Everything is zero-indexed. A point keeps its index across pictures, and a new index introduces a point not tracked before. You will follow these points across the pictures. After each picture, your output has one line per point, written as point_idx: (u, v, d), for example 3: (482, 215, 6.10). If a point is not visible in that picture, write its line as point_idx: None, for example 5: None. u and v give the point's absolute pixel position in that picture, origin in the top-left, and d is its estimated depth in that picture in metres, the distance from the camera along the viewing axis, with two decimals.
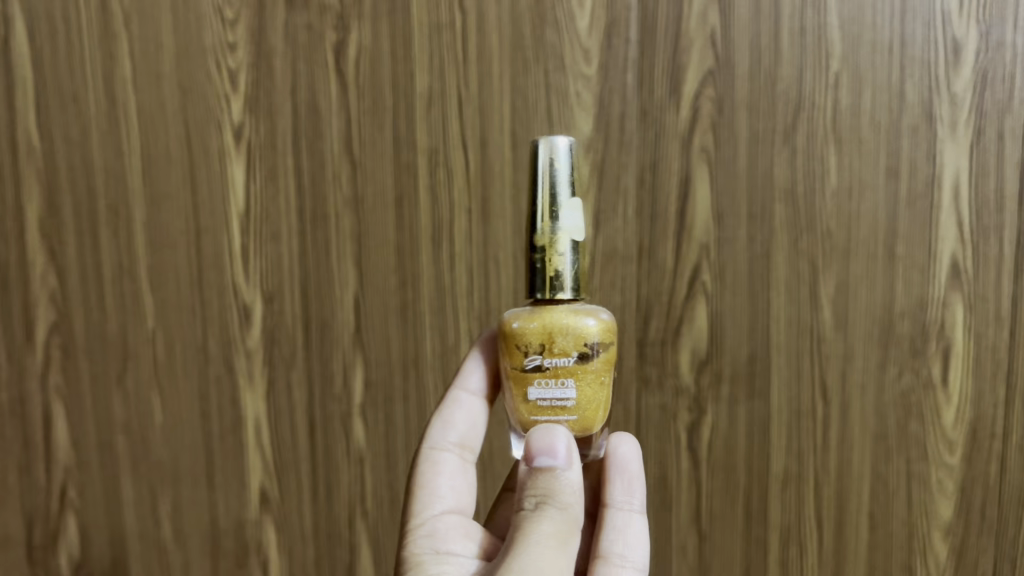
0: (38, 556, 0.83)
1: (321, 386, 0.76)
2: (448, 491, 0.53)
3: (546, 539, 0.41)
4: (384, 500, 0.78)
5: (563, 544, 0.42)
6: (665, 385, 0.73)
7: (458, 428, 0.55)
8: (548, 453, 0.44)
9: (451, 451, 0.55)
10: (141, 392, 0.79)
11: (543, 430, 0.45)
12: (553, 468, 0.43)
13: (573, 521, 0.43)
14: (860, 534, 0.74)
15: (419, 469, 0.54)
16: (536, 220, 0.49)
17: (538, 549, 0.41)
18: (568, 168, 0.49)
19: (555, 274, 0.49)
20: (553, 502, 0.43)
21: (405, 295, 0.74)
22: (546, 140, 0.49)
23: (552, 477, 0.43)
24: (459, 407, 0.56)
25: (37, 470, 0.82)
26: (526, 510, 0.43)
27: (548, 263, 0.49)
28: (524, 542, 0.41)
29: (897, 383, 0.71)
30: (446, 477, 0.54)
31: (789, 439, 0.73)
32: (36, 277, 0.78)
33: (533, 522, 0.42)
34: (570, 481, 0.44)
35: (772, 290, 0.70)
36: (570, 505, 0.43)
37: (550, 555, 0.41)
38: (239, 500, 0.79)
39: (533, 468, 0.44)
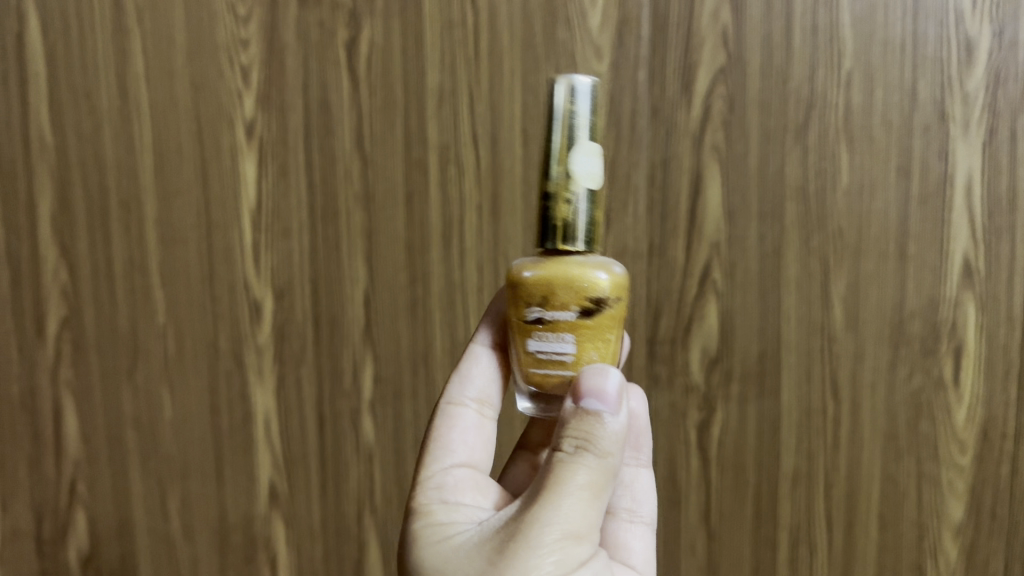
0: (47, 549, 0.84)
1: (330, 382, 0.77)
2: (461, 446, 0.53)
3: (579, 492, 0.40)
4: (393, 496, 0.78)
5: (595, 497, 0.41)
6: (675, 383, 0.73)
7: (476, 385, 0.55)
8: (597, 398, 0.41)
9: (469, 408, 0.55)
10: (151, 387, 0.79)
11: (595, 372, 0.42)
12: (600, 414, 0.41)
13: (611, 469, 0.41)
14: (870, 534, 0.74)
15: (435, 423, 0.54)
16: (550, 164, 0.46)
17: (571, 501, 0.40)
18: (587, 108, 0.45)
19: (565, 224, 0.45)
20: (593, 449, 0.41)
21: (415, 292, 0.74)
22: (565, 78, 0.45)
23: (596, 424, 0.41)
24: (477, 366, 0.56)
25: (48, 463, 0.82)
26: (563, 453, 0.41)
27: (559, 212, 0.46)
28: (557, 491, 0.40)
29: (908, 382, 0.71)
30: (461, 432, 0.53)
31: (799, 438, 0.72)
32: (47, 272, 0.78)
33: (569, 469, 0.40)
34: (614, 428, 0.41)
35: (783, 289, 0.70)
36: (609, 454, 0.41)
37: (582, 508, 0.40)
38: (248, 495, 0.80)
39: (579, 410, 0.41)
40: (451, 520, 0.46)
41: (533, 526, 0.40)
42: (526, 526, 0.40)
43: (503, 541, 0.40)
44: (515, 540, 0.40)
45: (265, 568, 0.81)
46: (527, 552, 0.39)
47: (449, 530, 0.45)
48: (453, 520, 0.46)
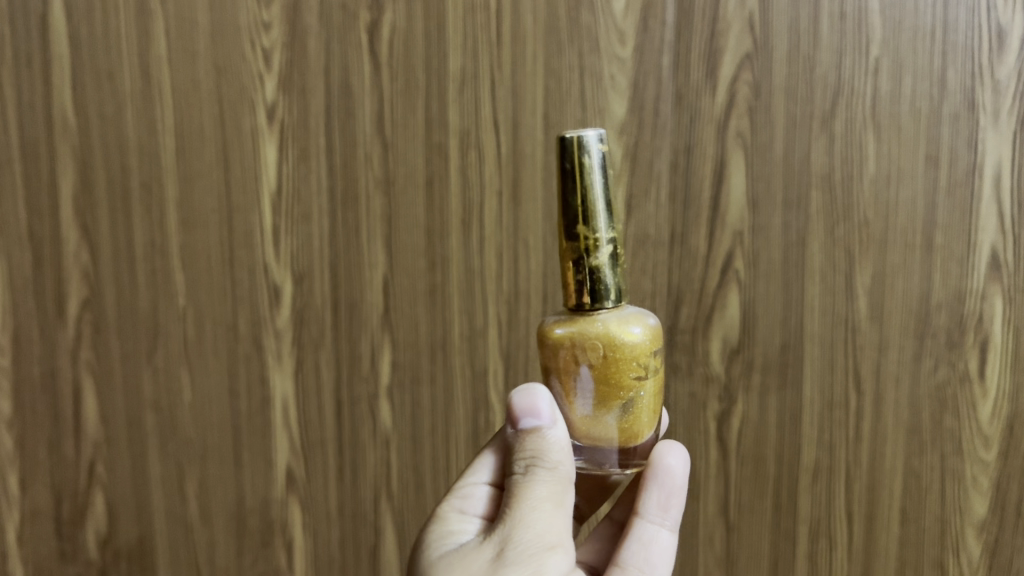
0: (66, 531, 0.84)
1: (349, 367, 0.76)
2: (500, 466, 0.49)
3: (540, 505, 0.41)
4: (409, 483, 0.78)
5: (558, 504, 0.42)
6: (694, 373, 0.72)
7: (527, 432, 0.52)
8: (532, 414, 0.42)
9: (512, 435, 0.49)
10: (170, 370, 0.80)
11: (528, 391, 0.43)
12: (539, 428, 0.42)
13: (569, 478, 0.42)
14: (891, 529, 0.72)
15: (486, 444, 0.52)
16: (570, 224, 0.43)
17: (536, 514, 0.41)
18: (599, 164, 0.42)
19: (596, 288, 0.42)
20: (544, 462, 0.42)
21: (434, 278, 0.74)
22: (575, 134, 0.42)
23: (540, 438, 0.42)
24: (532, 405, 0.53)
25: (67, 444, 0.82)
26: (516, 473, 0.42)
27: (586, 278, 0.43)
28: (519, 507, 0.41)
29: (932, 375, 0.70)
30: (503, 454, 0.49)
31: (820, 431, 0.72)
32: (69, 253, 0.79)
33: (525, 487, 0.42)
34: (557, 439, 0.42)
35: (807, 279, 0.69)
36: (560, 463, 0.42)
37: (548, 518, 0.41)
38: (266, 479, 0.80)
39: (519, 433, 0.43)
40: (458, 530, 0.45)
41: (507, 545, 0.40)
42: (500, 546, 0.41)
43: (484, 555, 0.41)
44: (493, 559, 0.40)
45: (282, 552, 0.81)
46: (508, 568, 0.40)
47: (449, 542, 0.44)
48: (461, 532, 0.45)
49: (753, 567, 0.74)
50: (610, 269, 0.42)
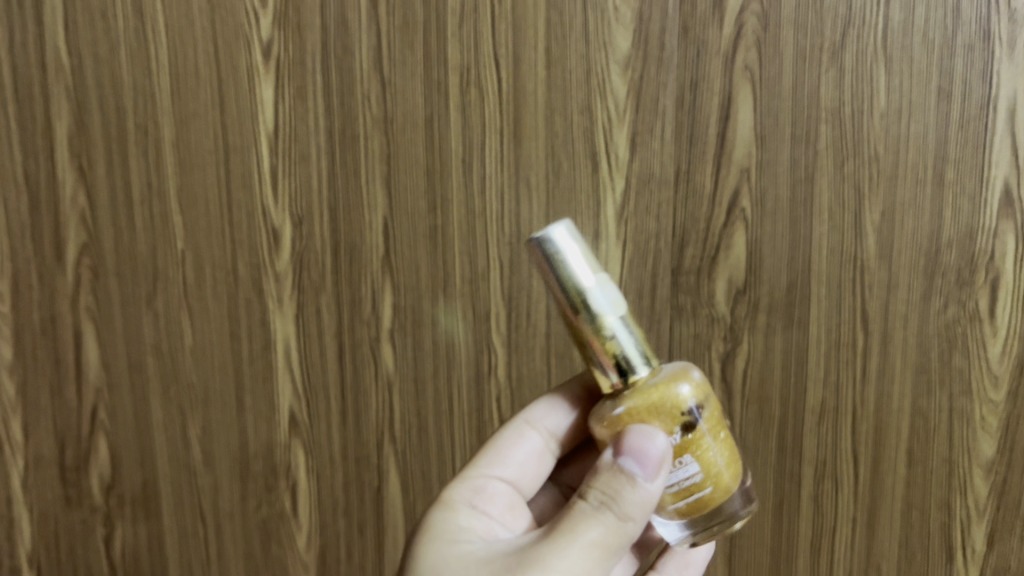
0: (71, 477, 0.84)
1: (350, 310, 0.76)
2: (515, 466, 0.54)
3: (587, 544, 0.41)
4: (412, 426, 0.77)
5: (605, 555, 0.41)
6: (699, 314, 0.71)
7: (550, 418, 0.56)
8: (638, 459, 0.42)
9: (542, 436, 0.55)
10: (170, 314, 0.79)
11: (636, 432, 0.43)
12: (635, 477, 0.42)
13: (625, 538, 0.42)
14: (898, 471, 0.72)
15: (501, 432, 0.55)
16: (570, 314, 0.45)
17: (579, 553, 0.41)
18: (575, 254, 0.45)
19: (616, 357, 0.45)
20: (614, 511, 0.42)
21: (434, 219, 0.72)
22: (543, 234, 0.45)
23: (628, 484, 0.42)
24: (553, 407, 0.56)
25: (69, 390, 0.82)
26: (583, 505, 0.42)
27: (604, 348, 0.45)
28: (567, 540, 0.41)
29: (942, 315, 0.68)
30: (526, 449, 0.55)
31: (827, 370, 0.71)
32: (66, 197, 0.78)
33: (577, 522, 0.42)
34: (643, 494, 0.42)
35: (815, 217, 0.68)
36: (630, 517, 0.42)
37: (587, 562, 0.41)
38: (269, 423, 0.79)
39: (616, 467, 0.42)
40: (471, 526, 0.48)
41: (536, 564, 0.41)
42: (528, 564, 0.41)
43: (511, 568, 0.42)
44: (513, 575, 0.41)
45: (286, 496, 0.81)
46: None
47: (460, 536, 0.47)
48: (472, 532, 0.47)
49: (757, 508, 0.74)
50: (620, 327, 0.45)
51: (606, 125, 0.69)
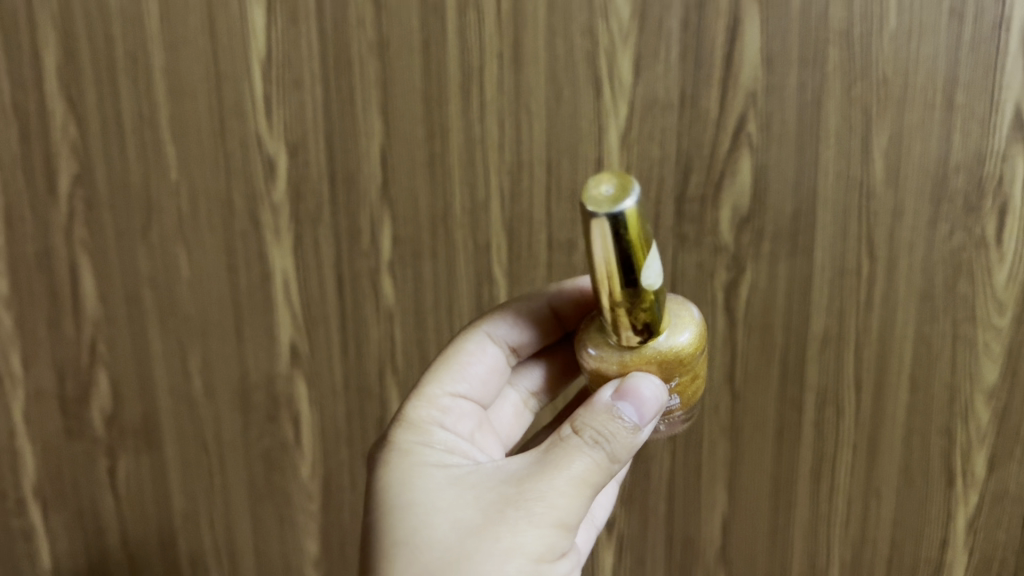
0: (72, 408, 0.84)
1: (348, 241, 0.75)
2: (477, 381, 0.55)
3: (577, 482, 0.43)
4: (414, 358, 0.77)
5: (591, 489, 0.44)
6: (703, 242, 0.70)
7: (513, 330, 0.56)
8: (638, 406, 0.44)
9: (501, 351, 0.56)
10: (166, 246, 0.78)
11: (636, 380, 0.44)
12: (632, 425, 0.44)
13: (609, 474, 0.44)
14: (900, 397, 0.72)
15: (463, 343, 0.55)
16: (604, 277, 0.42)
17: (569, 490, 0.43)
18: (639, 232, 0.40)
19: (641, 328, 0.44)
20: (605, 450, 0.44)
21: (432, 147, 0.71)
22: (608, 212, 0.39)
23: (623, 428, 0.44)
24: (521, 319, 0.56)
25: (67, 323, 0.82)
26: (574, 441, 0.44)
27: (632, 319, 0.43)
28: (558, 475, 0.43)
29: (947, 241, 0.67)
30: (487, 365, 0.55)
31: (832, 297, 0.70)
32: (57, 128, 0.76)
33: (569, 458, 0.44)
34: (635, 439, 0.44)
35: (822, 141, 0.66)
36: (618, 457, 0.44)
37: (575, 498, 0.43)
38: (269, 355, 0.79)
39: (614, 410, 0.44)
40: (446, 446, 0.49)
41: (528, 498, 0.43)
42: (520, 497, 0.43)
43: (500, 499, 0.44)
44: (504, 509, 0.43)
45: (288, 427, 0.81)
46: (512, 523, 0.42)
47: (438, 457, 0.48)
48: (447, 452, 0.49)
49: (759, 435, 0.74)
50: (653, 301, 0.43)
51: (609, 48, 0.67)
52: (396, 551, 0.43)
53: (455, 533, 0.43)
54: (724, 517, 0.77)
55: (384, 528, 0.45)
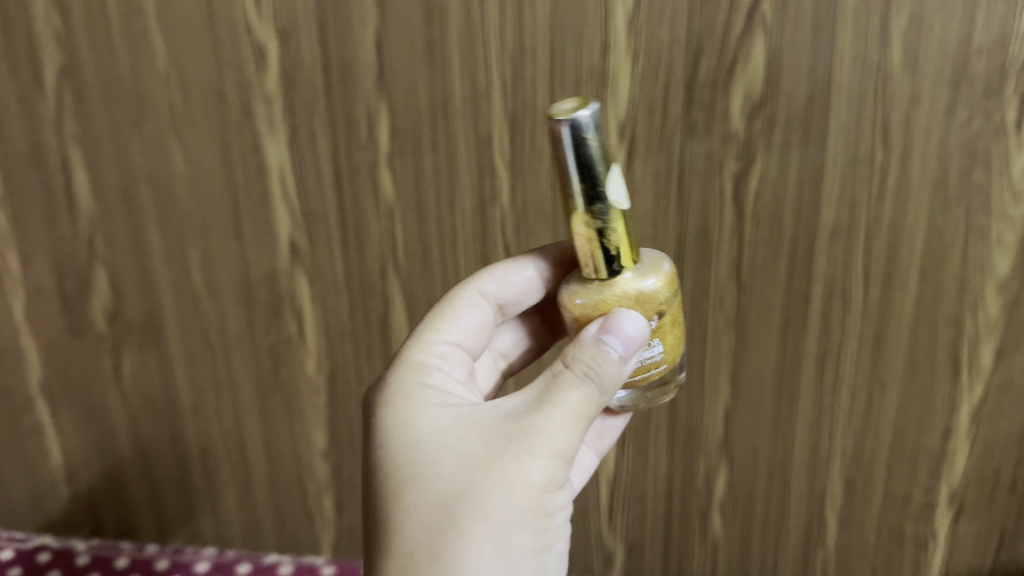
0: (74, 305, 0.84)
1: (346, 133, 0.72)
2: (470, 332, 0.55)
3: (574, 412, 0.45)
4: (416, 253, 0.76)
5: (585, 419, 0.46)
6: (712, 131, 0.67)
7: (504, 285, 0.58)
8: (622, 339, 0.47)
9: (490, 305, 0.57)
10: (160, 139, 0.75)
11: (619, 315, 0.48)
12: (618, 356, 0.46)
13: (598, 407, 0.46)
14: (909, 289, 0.70)
15: (456, 299, 0.56)
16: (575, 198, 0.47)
17: (568, 421, 0.45)
18: (600, 146, 0.45)
19: (611, 253, 0.49)
20: (596, 384, 0.46)
21: (431, 33, 0.67)
22: (568, 119, 0.44)
23: (610, 361, 0.46)
24: (513, 273, 0.58)
25: (63, 219, 0.80)
26: (568, 376, 0.46)
27: (603, 244, 0.48)
28: (556, 408, 0.45)
29: (965, 128, 0.64)
30: (479, 318, 0.56)
31: (842, 186, 0.67)
32: (38, 14, 0.72)
33: (563, 392, 0.45)
34: (621, 371, 0.47)
35: (838, 23, 0.62)
36: (607, 389, 0.46)
37: (572, 428, 0.45)
38: (270, 251, 0.78)
39: (601, 344, 0.46)
40: (444, 385, 0.50)
41: (530, 431, 0.44)
42: (522, 431, 0.45)
43: (502, 434, 0.45)
44: (509, 444, 0.44)
45: (292, 323, 0.81)
46: (518, 454, 0.44)
47: (439, 395, 0.48)
48: (444, 389, 0.49)
49: (763, 328, 0.73)
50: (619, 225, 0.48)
51: None
52: (405, 488, 0.44)
53: (462, 467, 0.43)
54: (727, 409, 0.77)
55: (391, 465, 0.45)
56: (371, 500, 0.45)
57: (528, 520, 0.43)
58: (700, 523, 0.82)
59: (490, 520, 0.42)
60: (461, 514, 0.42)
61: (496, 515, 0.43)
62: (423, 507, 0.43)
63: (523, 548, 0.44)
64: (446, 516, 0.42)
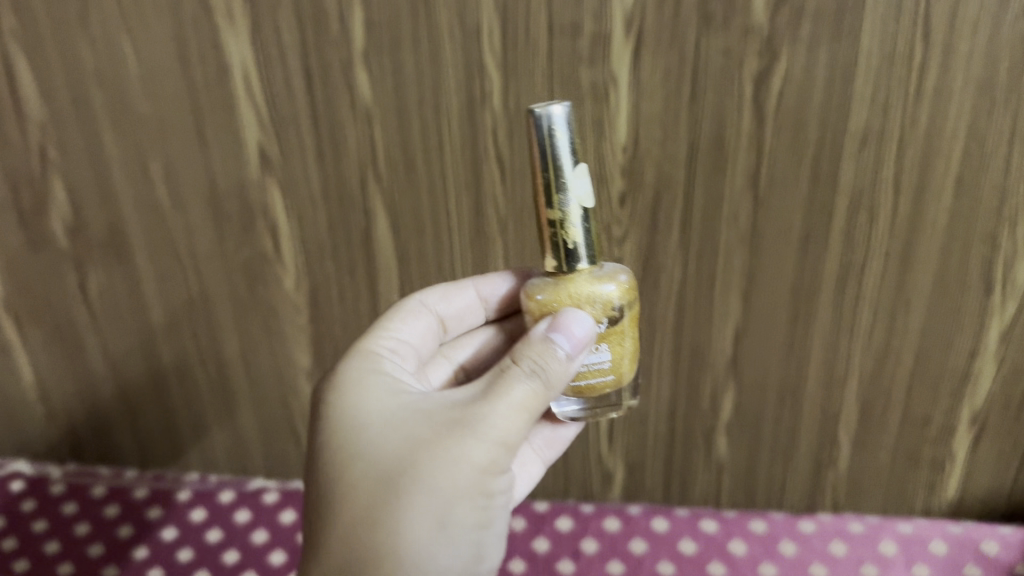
0: (30, 219, 0.77)
1: (315, 28, 0.63)
2: (415, 335, 0.56)
3: (518, 403, 0.44)
4: (399, 163, 0.68)
5: (530, 411, 0.44)
6: (731, 24, 0.58)
7: (449, 300, 0.59)
8: (568, 336, 0.46)
9: (433, 317, 0.59)
10: (108, 35, 0.67)
11: (568, 313, 0.47)
12: (563, 350, 0.45)
13: (544, 404, 0.45)
14: (943, 201, 0.63)
15: (404, 304, 0.57)
16: (543, 189, 0.47)
17: (511, 410, 0.43)
18: (568, 138, 0.46)
19: (569, 246, 0.48)
20: (542, 379, 0.45)
21: None
22: (543, 109, 0.45)
23: (554, 355, 0.45)
24: (463, 288, 0.60)
25: (9, 126, 0.72)
26: (513, 370, 0.45)
27: (561, 235, 0.47)
28: (499, 398, 0.44)
29: (1018, 20, 0.56)
30: (424, 327, 0.57)
31: (876, 84, 0.59)
32: None
33: (509, 385, 0.44)
34: (566, 368, 0.45)
35: None
36: (553, 385, 0.45)
37: (516, 418, 0.44)
38: (237, 160, 0.70)
39: (546, 339, 0.45)
40: (394, 378, 0.49)
41: (472, 419, 0.43)
42: (465, 418, 0.43)
43: (446, 421, 0.43)
44: (451, 429, 0.43)
45: (267, 238, 0.74)
46: (460, 439, 0.42)
47: (388, 386, 0.48)
48: (394, 380, 0.49)
49: (782, 243, 0.66)
50: (581, 219, 0.47)
51: None
52: (343, 469, 0.43)
53: (401, 451, 0.42)
54: (738, 329, 0.71)
55: (332, 448, 0.44)
56: (311, 480, 0.44)
57: (467, 505, 0.42)
58: (705, 444, 0.77)
59: (425, 500, 0.41)
60: (395, 495, 0.41)
61: (431, 497, 0.41)
62: (359, 489, 0.41)
63: (462, 532, 0.42)
64: (383, 495, 0.41)
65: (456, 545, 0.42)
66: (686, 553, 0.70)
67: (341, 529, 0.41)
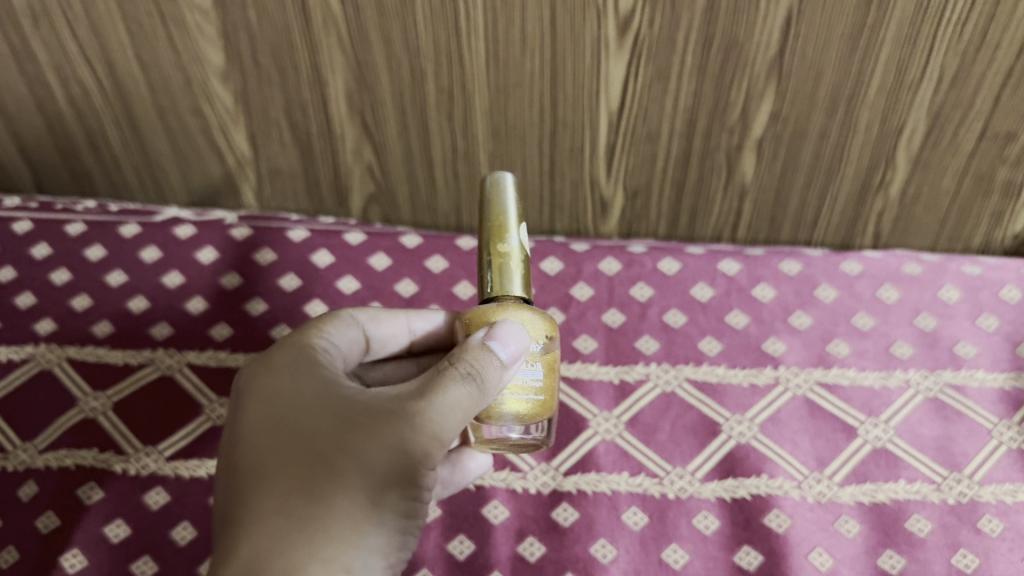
0: None
1: None
2: (341, 350, 0.44)
3: (454, 410, 0.38)
4: None
5: (465, 415, 0.38)
6: None
7: (383, 324, 0.47)
8: (507, 343, 0.40)
9: (361, 336, 0.46)
10: None
11: (503, 323, 0.40)
12: (501, 359, 0.39)
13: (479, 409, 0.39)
14: None
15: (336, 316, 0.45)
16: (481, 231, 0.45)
17: (445, 416, 0.38)
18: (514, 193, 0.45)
19: (502, 277, 0.43)
20: (478, 383, 0.39)
21: None
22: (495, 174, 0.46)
23: (492, 359, 0.39)
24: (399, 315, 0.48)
25: None
26: (449, 371, 0.39)
27: (493, 267, 0.43)
28: (434, 401, 0.38)
29: None
30: (349, 346, 0.45)
31: None
32: None
33: (442, 386, 0.38)
34: (505, 375, 0.40)
35: None
36: (491, 389, 0.39)
37: (450, 426, 0.38)
38: None
39: (485, 345, 0.39)
40: (329, 350, 0.42)
41: (403, 421, 0.37)
42: (396, 420, 0.37)
43: (375, 419, 0.37)
44: (378, 432, 0.37)
45: None
46: (387, 445, 0.37)
47: (321, 359, 0.41)
48: (327, 355, 0.42)
49: None
50: (517, 254, 0.44)
51: None
52: (255, 479, 0.37)
53: (326, 454, 0.37)
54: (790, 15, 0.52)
55: (242, 454, 0.38)
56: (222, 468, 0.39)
57: (390, 509, 0.37)
58: (727, 166, 0.62)
59: (351, 514, 0.36)
60: (312, 507, 0.36)
61: (359, 503, 0.36)
62: (273, 488, 0.36)
63: (386, 546, 0.37)
64: (300, 503, 0.36)
65: (383, 559, 0.37)
66: (699, 300, 0.58)
67: (252, 552, 0.35)
